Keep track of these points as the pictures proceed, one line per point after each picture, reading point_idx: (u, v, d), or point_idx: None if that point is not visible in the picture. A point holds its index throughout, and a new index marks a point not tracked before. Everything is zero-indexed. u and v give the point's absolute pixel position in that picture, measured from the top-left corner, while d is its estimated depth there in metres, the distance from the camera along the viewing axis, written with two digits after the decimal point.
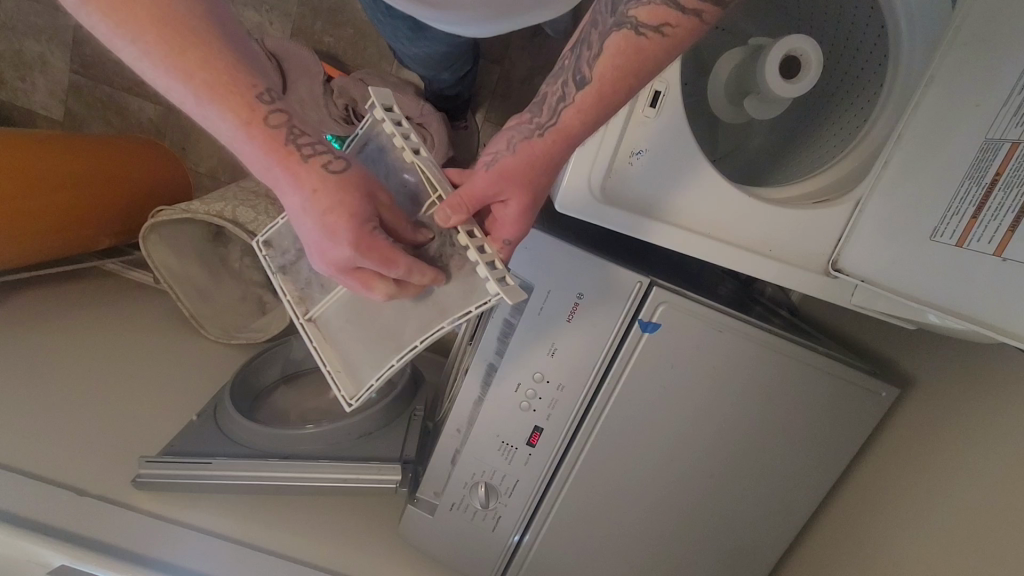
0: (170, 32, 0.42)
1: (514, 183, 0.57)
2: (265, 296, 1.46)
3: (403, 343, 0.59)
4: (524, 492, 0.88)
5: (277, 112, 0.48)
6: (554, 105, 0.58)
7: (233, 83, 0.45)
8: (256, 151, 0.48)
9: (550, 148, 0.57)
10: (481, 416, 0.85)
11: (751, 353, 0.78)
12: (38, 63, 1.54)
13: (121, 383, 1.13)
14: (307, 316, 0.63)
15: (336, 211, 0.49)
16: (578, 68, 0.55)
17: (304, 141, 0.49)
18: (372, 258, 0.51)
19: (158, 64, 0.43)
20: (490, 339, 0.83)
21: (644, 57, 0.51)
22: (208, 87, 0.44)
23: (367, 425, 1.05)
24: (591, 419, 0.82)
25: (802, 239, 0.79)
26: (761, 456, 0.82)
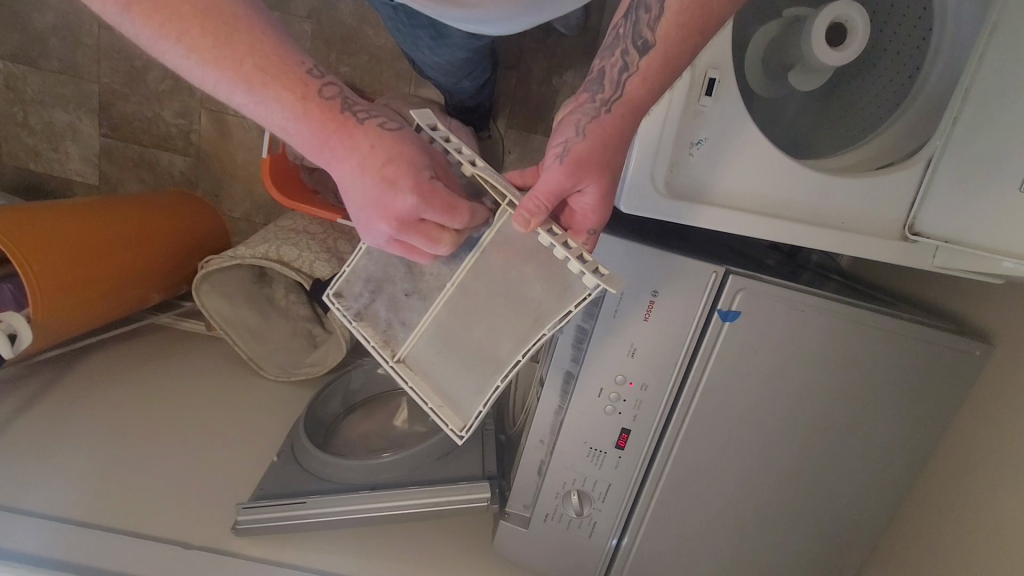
0: (214, 21, 0.45)
1: (591, 167, 0.55)
2: (314, 329, 1.46)
3: (506, 361, 0.60)
4: (617, 495, 0.88)
5: (327, 87, 0.51)
6: (615, 77, 0.57)
7: (281, 62, 0.48)
8: (304, 125, 0.49)
9: (620, 121, 0.56)
10: (566, 425, 0.85)
11: (836, 329, 0.77)
12: (69, 132, 1.58)
13: (200, 434, 1.15)
14: (394, 357, 0.64)
15: (393, 160, 0.51)
16: (636, 35, 0.55)
17: (354, 110, 0.52)
18: (438, 202, 0.52)
19: (207, 61, 0.45)
20: (564, 347, 0.82)
21: (708, 8, 0.53)
22: (259, 70, 0.47)
23: (443, 445, 1.06)
24: (679, 414, 0.81)
25: (874, 207, 0.76)
26: (855, 431, 0.81)
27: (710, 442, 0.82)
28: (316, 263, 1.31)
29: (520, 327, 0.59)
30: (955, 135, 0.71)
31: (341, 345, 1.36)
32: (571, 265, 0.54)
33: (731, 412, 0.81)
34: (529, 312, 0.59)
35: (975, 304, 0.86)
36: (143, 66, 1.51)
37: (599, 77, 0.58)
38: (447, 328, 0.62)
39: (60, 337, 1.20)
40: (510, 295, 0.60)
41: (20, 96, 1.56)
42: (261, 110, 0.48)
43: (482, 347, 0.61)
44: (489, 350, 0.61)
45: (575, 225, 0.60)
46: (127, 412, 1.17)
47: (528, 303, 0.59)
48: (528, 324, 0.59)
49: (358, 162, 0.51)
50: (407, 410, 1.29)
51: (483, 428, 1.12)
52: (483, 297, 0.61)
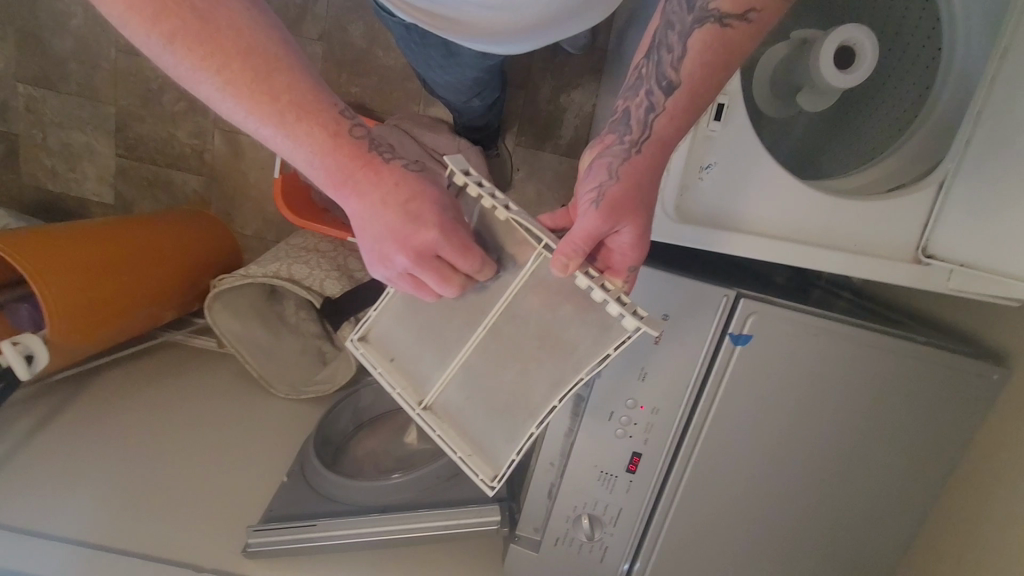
0: (247, 57, 0.47)
1: (626, 210, 0.54)
2: (324, 345, 1.46)
3: (539, 407, 0.59)
4: (629, 519, 0.87)
5: (357, 128, 0.54)
6: (641, 117, 0.55)
7: (314, 103, 0.50)
8: (330, 162, 0.52)
9: (651, 161, 0.55)
10: (577, 448, 0.85)
11: (850, 353, 0.76)
12: (86, 152, 1.61)
13: (210, 453, 1.16)
14: (421, 404, 0.64)
15: (415, 198, 0.53)
16: (661, 75, 0.54)
17: (384, 152, 0.55)
18: (455, 239, 0.54)
19: (241, 95, 0.47)
20: None
21: (733, 46, 0.53)
22: (293, 108, 0.49)
23: (452, 466, 1.06)
24: (691, 437, 0.81)
25: (887, 230, 0.75)
26: (871, 456, 0.80)
27: (722, 468, 0.81)
28: (326, 281, 1.32)
29: (554, 371, 0.59)
30: (968, 158, 0.71)
31: (352, 363, 1.37)
32: (610, 307, 0.53)
33: (744, 438, 0.80)
34: (559, 355, 0.58)
35: (990, 325, 0.85)
36: (159, 88, 1.54)
37: (624, 118, 0.57)
38: (475, 374, 0.62)
39: (70, 358, 1.20)
40: (540, 339, 0.59)
41: (40, 118, 1.60)
42: (286, 139, 0.50)
43: (512, 394, 0.60)
44: (522, 395, 0.60)
45: (610, 265, 0.59)
46: (140, 431, 1.17)
47: (560, 345, 0.58)
48: (560, 368, 0.58)
49: (378, 199, 0.53)
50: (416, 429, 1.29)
51: None
52: (511, 343, 0.60)
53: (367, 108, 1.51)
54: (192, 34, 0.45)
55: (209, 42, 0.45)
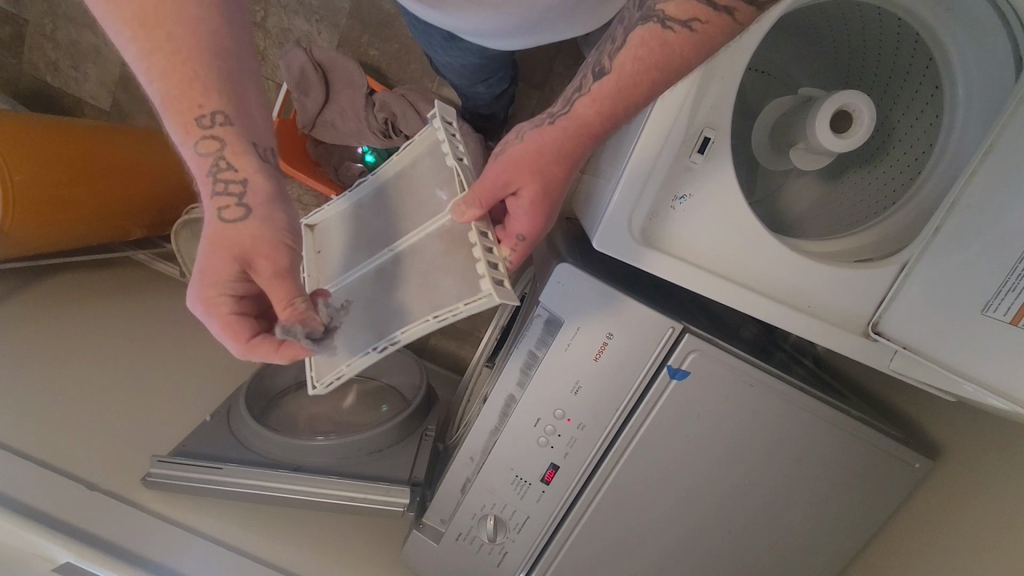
0: (149, 38, 0.45)
1: (524, 172, 0.58)
2: None
3: (388, 332, 0.58)
4: (533, 529, 0.86)
5: (210, 140, 0.49)
6: (570, 97, 0.59)
7: (183, 103, 0.47)
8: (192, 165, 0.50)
9: (561, 135, 0.57)
10: (497, 448, 0.84)
11: (782, 410, 0.76)
12: (92, 54, 1.58)
13: (140, 377, 1.14)
14: (309, 295, 0.67)
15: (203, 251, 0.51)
16: (599, 62, 0.57)
17: (226, 180, 0.49)
18: (218, 323, 0.52)
19: (134, 54, 0.46)
20: (513, 369, 0.82)
21: (673, 51, 0.52)
22: (164, 95, 0.47)
23: (378, 441, 1.05)
24: (610, 460, 0.80)
25: (845, 300, 0.75)
26: (779, 517, 0.80)
27: (635, 496, 0.81)
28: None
29: (416, 307, 0.58)
30: (933, 245, 0.71)
31: None
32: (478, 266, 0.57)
33: (662, 472, 0.79)
34: (429, 295, 0.58)
35: (926, 414, 0.85)
36: None
37: (560, 98, 0.62)
38: (367, 286, 0.64)
39: (26, 250, 1.17)
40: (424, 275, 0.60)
41: (54, 9, 1.57)
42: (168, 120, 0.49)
43: (377, 315, 0.61)
44: (382, 313, 0.60)
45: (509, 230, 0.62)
46: (75, 340, 1.15)
47: (434, 288, 0.59)
48: (421, 306, 0.58)
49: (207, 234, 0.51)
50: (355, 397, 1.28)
51: (422, 433, 1.12)
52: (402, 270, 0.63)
53: (381, 73, 1.50)
54: None
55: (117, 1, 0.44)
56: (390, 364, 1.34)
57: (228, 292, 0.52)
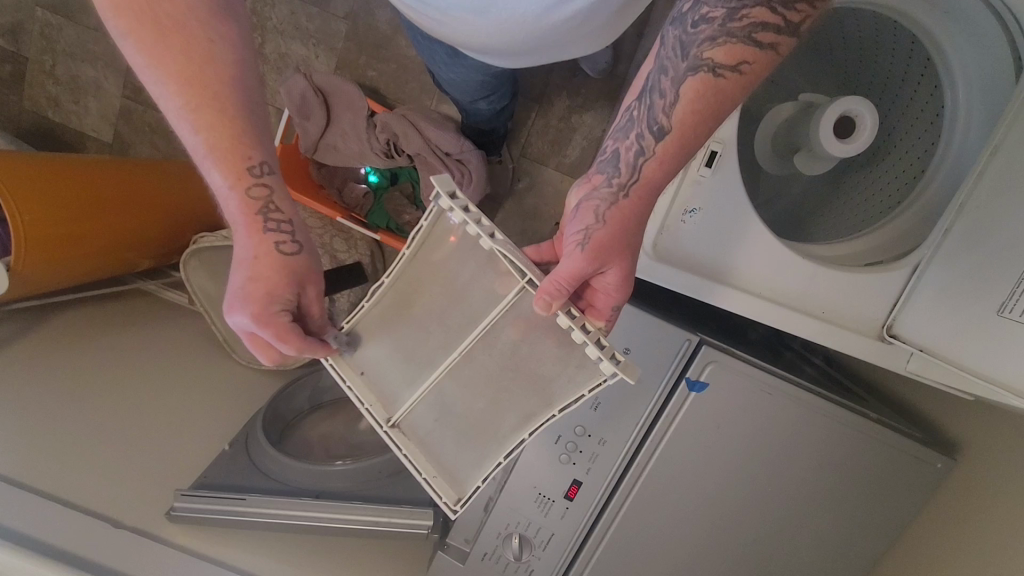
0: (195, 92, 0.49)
1: (613, 249, 0.58)
2: None
3: (507, 437, 0.58)
4: (559, 546, 0.86)
5: (259, 187, 0.53)
6: (630, 160, 0.58)
7: (228, 147, 0.51)
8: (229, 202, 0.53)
9: (637, 204, 0.58)
10: (519, 468, 0.84)
11: (802, 417, 0.77)
12: (92, 87, 1.60)
13: (157, 409, 1.14)
14: (389, 422, 0.61)
15: (257, 275, 0.53)
16: (652, 120, 0.56)
17: (273, 217, 0.54)
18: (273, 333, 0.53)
19: (179, 107, 0.49)
20: None
21: (725, 96, 0.53)
22: (211, 143, 0.50)
23: (396, 462, 1.05)
24: (633, 474, 0.80)
25: (857, 303, 0.76)
26: (804, 523, 0.80)
27: (661, 508, 0.81)
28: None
29: (527, 405, 0.58)
30: (945, 245, 0.71)
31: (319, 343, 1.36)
32: (589, 349, 0.52)
33: (687, 483, 0.79)
34: (534, 390, 0.57)
35: (941, 409, 0.86)
36: None
37: (612, 160, 0.59)
38: (451, 396, 0.60)
39: (42, 288, 1.19)
40: (517, 370, 0.57)
41: (53, 45, 1.58)
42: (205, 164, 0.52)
43: (482, 417, 0.59)
44: (489, 416, 0.59)
45: (594, 302, 0.62)
46: (91, 375, 1.15)
47: (539, 382, 0.57)
48: (533, 403, 0.57)
49: (249, 261, 0.54)
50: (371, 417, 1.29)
51: None
52: (488, 370, 0.59)
53: (380, 93, 1.51)
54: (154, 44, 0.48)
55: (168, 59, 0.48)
56: None
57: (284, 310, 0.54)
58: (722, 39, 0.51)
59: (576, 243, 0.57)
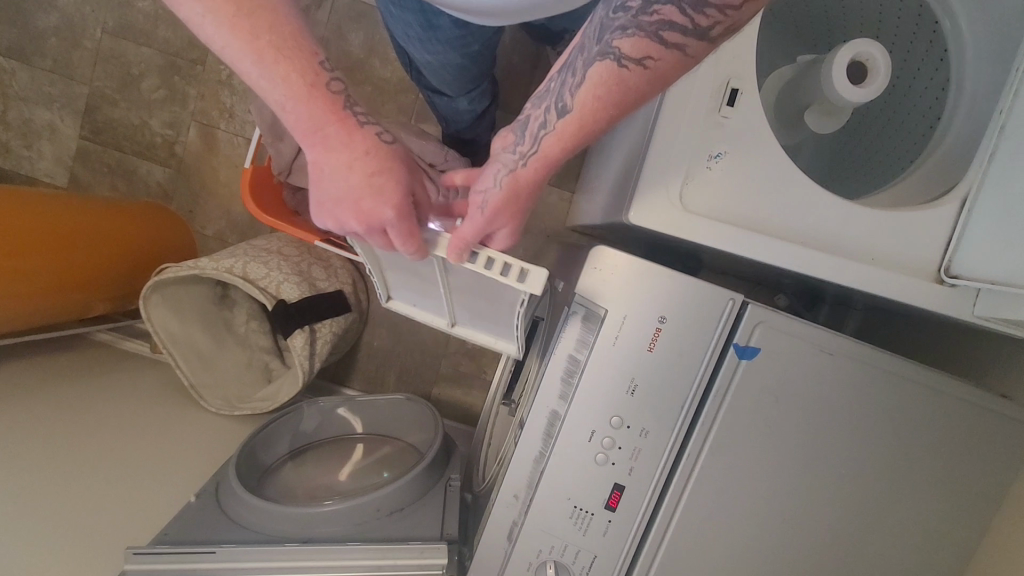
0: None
1: (507, 214, 0.57)
2: (271, 362, 1.41)
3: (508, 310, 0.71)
4: (603, 570, 0.72)
5: (335, 82, 0.54)
6: (536, 130, 0.53)
7: (298, 47, 0.50)
8: (285, 98, 0.52)
9: (535, 175, 0.55)
10: (548, 477, 0.71)
11: (872, 378, 0.67)
12: (46, 131, 1.51)
13: (110, 462, 0.98)
14: (452, 324, 0.82)
15: (381, 173, 0.56)
16: (560, 96, 0.49)
17: (358, 114, 0.56)
18: (407, 225, 0.59)
19: (226, 28, 0.47)
20: (552, 381, 0.71)
21: (628, 91, 0.45)
22: (272, 50, 0.49)
23: (398, 498, 0.90)
24: (685, 468, 0.68)
25: (909, 245, 0.67)
26: (882, 506, 0.69)
27: (726, 502, 0.68)
28: (282, 285, 1.25)
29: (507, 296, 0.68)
30: (995, 170, 0.66)
31: (301, 380, 1.22)
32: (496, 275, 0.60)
33: (751, 469, 0.68)
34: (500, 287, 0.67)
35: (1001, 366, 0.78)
36: (139, 74, 1.48)
37: (523, 125, 0.55)
38: (464, 299, 0.75)
39: None
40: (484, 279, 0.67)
41: (4, 90, 1.50)
42: (233, 56, 0.48)
43: (490, 307, 0.73)
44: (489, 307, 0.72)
45: None
46: (29, 427, 0.98)
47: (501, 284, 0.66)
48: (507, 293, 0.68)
49: (357, 163, 0.56)
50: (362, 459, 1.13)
51: (446, 483, 0.98)
52: (468, 281, 0.70)
53: None
54: None
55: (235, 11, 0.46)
56: (398, 419, 1.20)
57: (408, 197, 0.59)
58: (632, 29, 0.42)
59: (476, 203, 0.58)
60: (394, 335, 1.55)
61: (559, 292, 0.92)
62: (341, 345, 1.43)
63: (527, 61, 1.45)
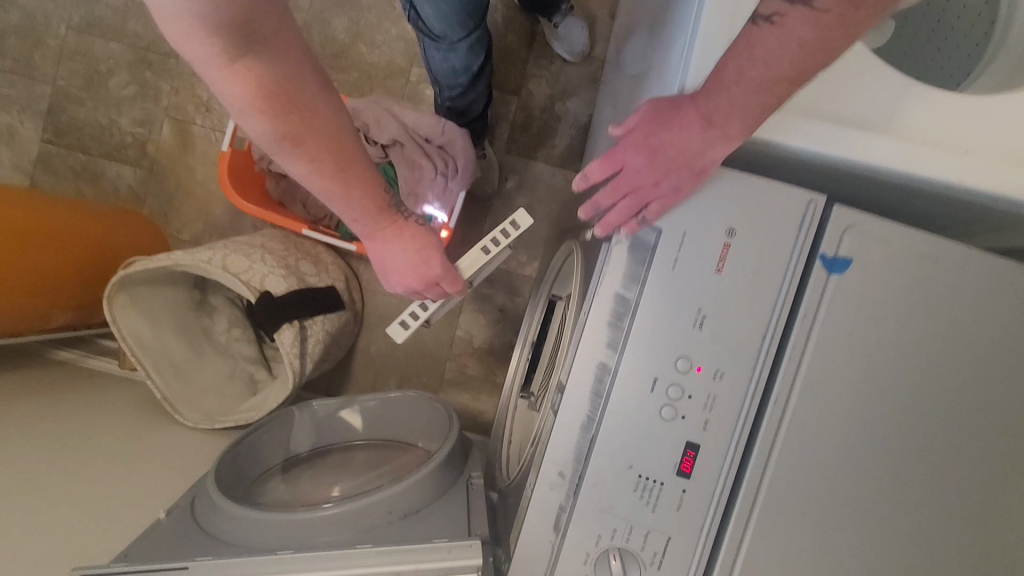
0: (263, 91, 0.50)
1: (633, 143, 0.55)
2: (257, 373, 1.26)
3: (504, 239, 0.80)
4: (679, 556, 0.58)
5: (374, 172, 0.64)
6: None
7: (348, 154, 0.59)
8: (325, 185, 0.61)
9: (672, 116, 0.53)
10: (603, 441, 0.58)
11: (988, 292, 0.56)
12: (5, 135, 1.39)
13: (64, 481, 0.81)
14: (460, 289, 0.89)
15: (423, 243, 0.73)
16: None
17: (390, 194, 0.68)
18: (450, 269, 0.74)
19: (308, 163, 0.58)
20: (598, 323, 0.59)
21: (754, 46, 0.47)
22: (336, 164, 0.59)
23: (410, 501, 0.75)
24: (773, 414, 0.55)
25: (1006, 132, 0.58)
26: (1010, 449, 0.56)
27: (830, 455, 0.56)
28: (267, 278, 1.12)
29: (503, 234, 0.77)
30: None
31: (290, 382, 1.07)
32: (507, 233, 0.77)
33: (857, 412, 0.55)
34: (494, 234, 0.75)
35: None
36: (108, 70, 1.38)
37: None
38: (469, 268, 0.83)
39: None
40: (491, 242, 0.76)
41: None
42: (282, 156, 0.57)
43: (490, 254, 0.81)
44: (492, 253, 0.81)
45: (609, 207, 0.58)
46: None
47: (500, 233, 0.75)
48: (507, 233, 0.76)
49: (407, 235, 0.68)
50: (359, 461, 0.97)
51: (468, 482, 0.83)
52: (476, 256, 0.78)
53: None
54: (284, 116, 0.53)
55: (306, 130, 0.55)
56: (405, 418, 1.02)
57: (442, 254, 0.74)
58: None
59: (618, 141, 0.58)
60: (393, 337, 1.41)
61: (585, 246, 0.81)
62: (335, 350, 1.29)
63: (522, 39, 1.39)
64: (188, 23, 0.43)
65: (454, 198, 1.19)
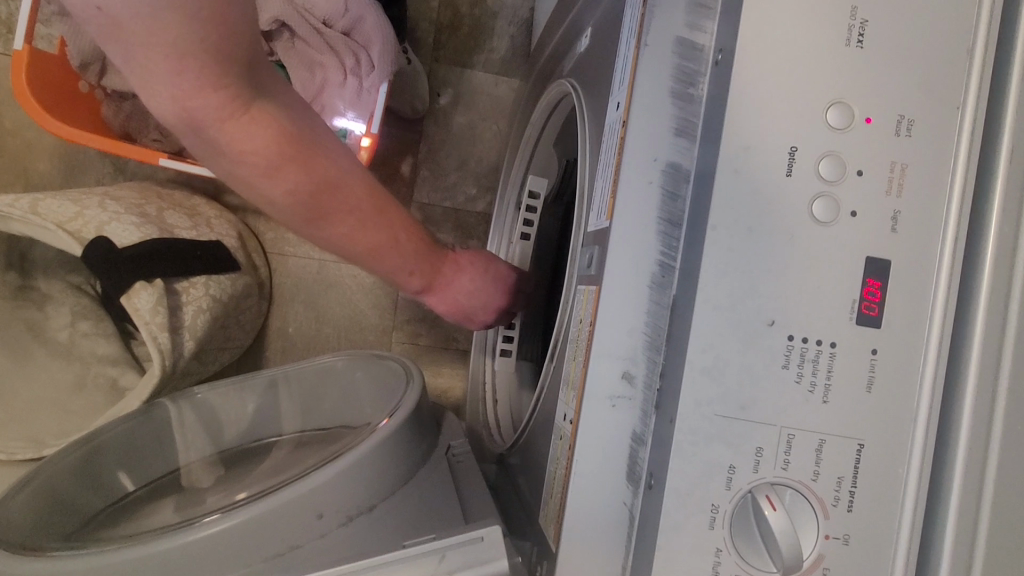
0: (291, 137, 0.34)
1: None
2: (124, 380, 0.73)
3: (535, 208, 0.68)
4: (885, 475, 0.29)
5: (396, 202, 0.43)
6: None
7: (362, 185, 0.40)
8: (385, 251, 0.43)
9: None
10: (706, 279, 0.29)
11: None
12: None
13: None
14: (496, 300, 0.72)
15: (486, 271, 0.53)
16: None
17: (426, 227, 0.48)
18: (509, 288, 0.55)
19: (314, 216, 0.38)
20: (658, 103, 0.34)
21: None
22: (345, 207, 0.39)
23: (357, 497, 0.44)
24: (1008, 188, 0.29)
25: None
26: None
27: None
28: (109, 224, 0.70)
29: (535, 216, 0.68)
30: None
31: (155, 376, 0.65)
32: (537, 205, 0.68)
33: None
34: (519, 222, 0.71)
35: None
36: None
37: None
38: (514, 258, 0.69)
39: None
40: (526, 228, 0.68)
41: None
42: (321, 233, 0.40)
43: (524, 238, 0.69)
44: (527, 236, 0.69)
45: None
46: None
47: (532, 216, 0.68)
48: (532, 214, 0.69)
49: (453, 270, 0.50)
50: (273, 462, 0.59)
51: (448, 455, 0.53)
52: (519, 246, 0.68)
53: None
54: (263, 148, 0.34)
55: (301, 172, 0.36)
56: (337, 393, 0.66)
57: (504, 281, 0.54)
58: None
59: None
60: (316, 309, 0.94)
61: (573, 72, 0.53)
62: (240, 335, 0.87)
63: None
64: (201, 59, 0.28)
65: (372, 104, 0.81)
